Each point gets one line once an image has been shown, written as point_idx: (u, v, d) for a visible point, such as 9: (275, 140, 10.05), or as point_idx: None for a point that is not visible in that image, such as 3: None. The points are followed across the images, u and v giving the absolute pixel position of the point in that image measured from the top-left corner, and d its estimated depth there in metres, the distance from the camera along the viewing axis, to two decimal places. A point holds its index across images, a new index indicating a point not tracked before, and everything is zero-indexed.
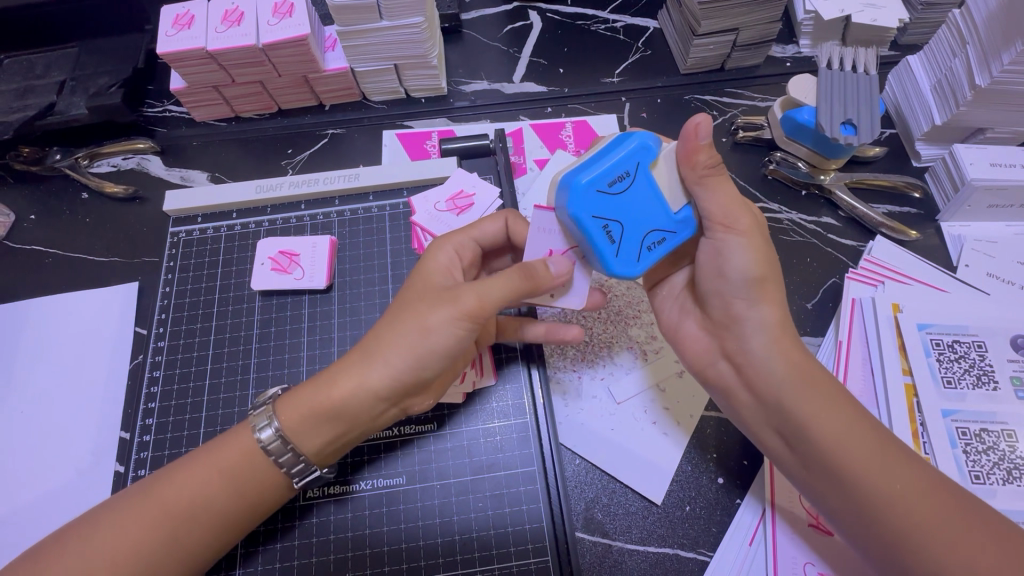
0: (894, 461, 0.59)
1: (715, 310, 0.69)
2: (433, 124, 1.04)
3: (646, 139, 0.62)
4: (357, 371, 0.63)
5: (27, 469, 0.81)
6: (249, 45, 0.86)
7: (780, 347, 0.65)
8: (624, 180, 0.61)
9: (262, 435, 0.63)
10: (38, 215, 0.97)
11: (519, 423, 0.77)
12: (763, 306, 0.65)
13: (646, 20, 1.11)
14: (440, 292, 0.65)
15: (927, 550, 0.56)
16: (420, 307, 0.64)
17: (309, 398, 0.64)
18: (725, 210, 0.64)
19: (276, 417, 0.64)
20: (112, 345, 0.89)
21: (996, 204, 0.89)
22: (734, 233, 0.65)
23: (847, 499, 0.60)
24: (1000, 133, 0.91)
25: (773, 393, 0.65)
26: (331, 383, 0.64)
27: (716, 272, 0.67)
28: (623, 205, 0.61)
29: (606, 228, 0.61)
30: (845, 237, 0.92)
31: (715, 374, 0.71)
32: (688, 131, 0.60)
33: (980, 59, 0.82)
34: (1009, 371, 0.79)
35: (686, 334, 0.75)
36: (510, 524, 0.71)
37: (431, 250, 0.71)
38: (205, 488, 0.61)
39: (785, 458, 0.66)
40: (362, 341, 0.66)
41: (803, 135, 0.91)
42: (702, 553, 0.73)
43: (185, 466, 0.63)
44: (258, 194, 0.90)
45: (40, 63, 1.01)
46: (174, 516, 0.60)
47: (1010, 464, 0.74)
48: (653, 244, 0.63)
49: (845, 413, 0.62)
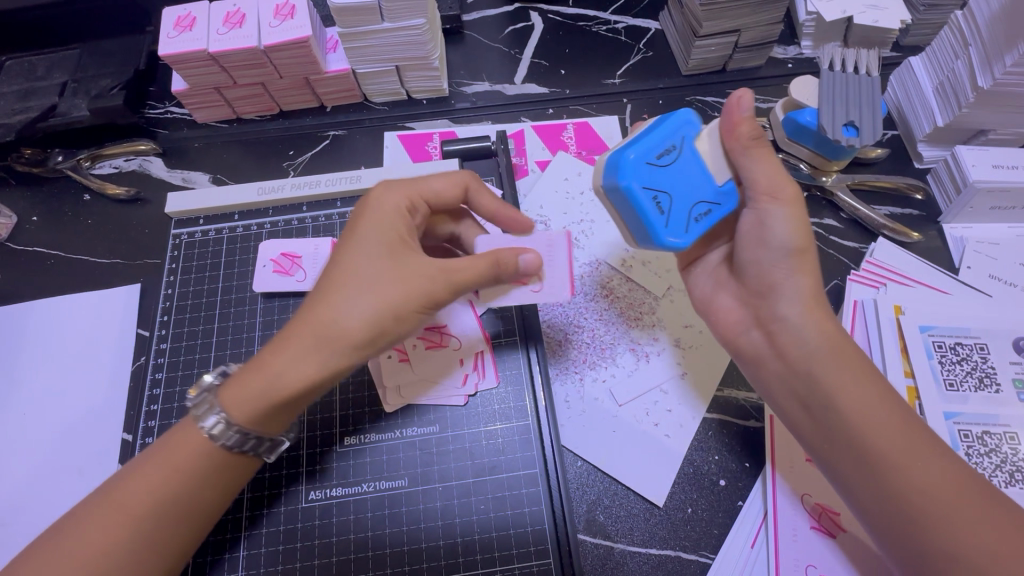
0: (917, 442, 0.60)
1: (751, 278, 0.70)
2: (434, 125, 1.04)
3: (689, 117, 0.66)
4: (313, 358, 0.60)
5: (27, 472, 0.81)
6: (251, 47, 0.86)
7: (816, 319, 0.66)
8: (671, 153, 0.64)
9: (206, 425, 0.61)
10: (41, 217, 0.97)
11: (521, 425, 0.77)
12: (802, 276, 0.66)
13: (648, 21, 1.11)
14: (395, 265, 0.63)
15: (940, 529, 0.56)
16: (384, 288, 0.61)
17: (259, 385, 0.60)
18: (770, 180, 0.65)
19: (223, 406, 0.60)
20: (114, 347, 0.89)
21: (998, 206, 0.89)
22: (778, 202, 0.65)
23: (864, 474, 0.61)
24: (1002, 134, 0.90)
25: (805, 363, 0.65)
26: (281, 371, 0.60)
27: (757, 241, 0.68)
28: (671, 177, 0.64)
29: (655, 199, 0.63)
30: (847, 238, 0.92)
31: (748, 343, 0.72)
32: (730, 104, 0.64)
33: (982, 60, 0.82)
34: (1012, 374, 0.79)
35: (721, 307, 0.76)
36: (512, 527, 0.71)
37: (382, 203, 0.68)
38: (168, 491, 0.60)
39: (807, 432, 0.67)
40: (311, 320, 0.61)
41: (804, 136, 0.90)
42: (705, 555, 0.73)
43: (139, 467, 0.61)
44: (260, 195, 0.90)
45: (42, 65, 1.01)
46: (136, 518, 0.58)
47: (1013, 467, 0.74)
48: (699, 216, 0.65)
49: (874, 390, 0.62)
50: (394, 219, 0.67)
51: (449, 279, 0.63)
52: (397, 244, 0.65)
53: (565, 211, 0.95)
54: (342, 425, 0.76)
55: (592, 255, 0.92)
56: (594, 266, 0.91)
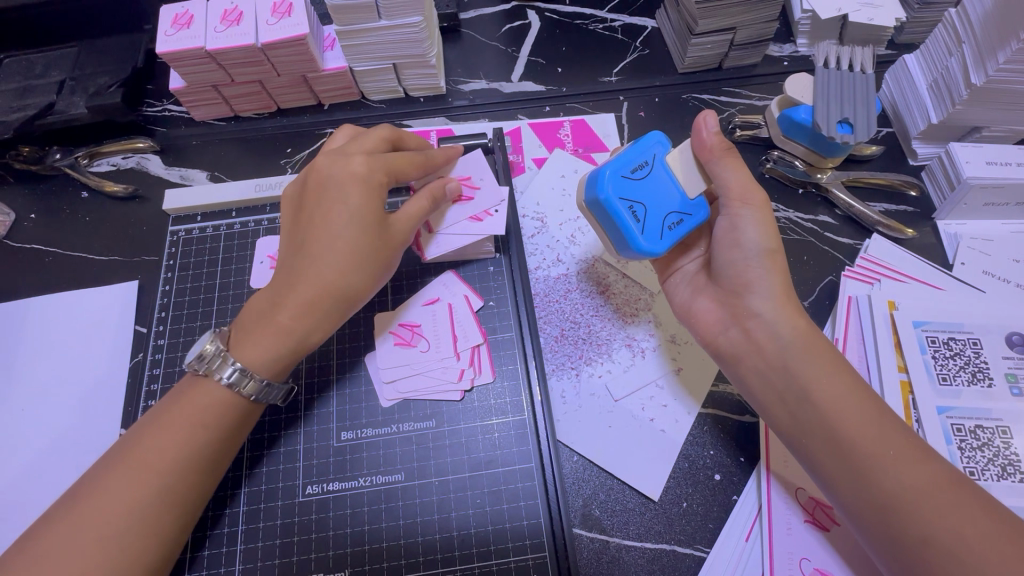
0: (888, 428, 0.61)
1: (727, 278, 0.73)
2: (431, 123, 1.04)
3: (660, 137, 0.72)
4: (336, 315, 0.70)
5: (26, 467, 0.82)
6: (249, 44, 0.86)
7: (789, 315, 0.69)
8: (644, 168, 0.71)
9: (229, 379, 0.65)
10: (38, 214, 0.98)
11: (517, 419, 0.77)
12: (772, 274, 0.70)
13: (644, 19, 1.12)
14: (381, 233, 0.71)
15: (913, 512, 0.57)
16: (387, 249, 0.71)
17: (279, 347, 0.67)
18: (742, 187, 0.71)
19: (245, 365, 0.66)
20: (112, 344, 0.89)
21: (992, 202, 0.89)
22: (748, 207, 0.71)
23: (840, 462, 0.62)
24: (996, 131, 0.91)
25: (780, 355, 0.67)
26: (302, 330, 0.68)
27: (731, 243, 0.73)
28: (644, 189, 0.70)
29: (631, 209, 0.69)
30: (842, 235, 0.93)
31: (726, 342, 0.73)
32: (697, 124, 0.70)
33: (975, 59, 0.83)
34: (1004, 368, 0.79)
35: (700, 309, 0.77)
36: (508, 521, 0.72)
37: (346, 162, 0.72)
38: (191, 442, 0.63)
39: (785, 426, 0.67)
40: (312, 282, 0.68)
41: (799, 133, 0.91)
42: (699, 549, 0.74)
43: (154, 427, 0.63)
44: (258, 192, 0.90)
45: (40, 63, 1.01)
46: (156, 471, 0.61)
47: (1005, 461, 0.74)
48: (672, 225, 0.70)
49: (846, 381, 0.64)
50: (365, 180, 0.71)
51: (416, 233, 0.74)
52: (368, 206, 0.70)
53: (561, 208, 0.96)
54: (338, 421, 0.76)
55: (588, 252, 0.92)
56: (591, 263, 0.91)
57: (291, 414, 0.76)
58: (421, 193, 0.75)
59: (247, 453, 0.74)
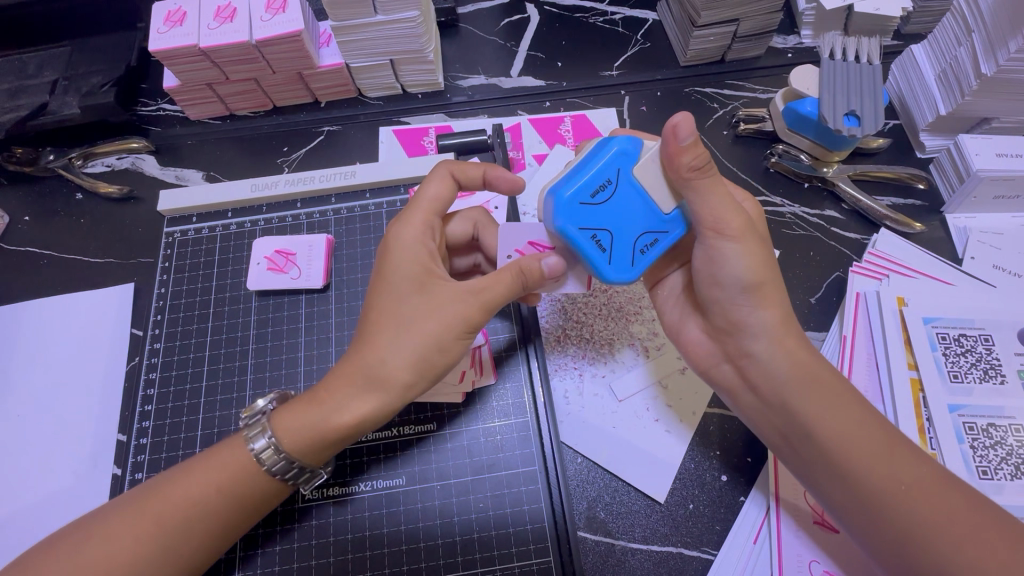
0: (900, 459, 0.58)
1: (716, 317, 0.68)
2: (430, 120, 1.02)
3: (627, 144, 0.60)
4: (368, 400, 0.61)
5: (21, 474, 0.80)
6: (242, 41, 0.84)
7: (785, 349, 0.64)
8: (607, 189, 0.60)
9: (257, 446, 0.62)
10: (33, 216, 0.96)
11: (520, 421, 0.76)
12: (763, 309, 0.64)
13: (645, 12, 1.10)
14: (440, 302, 0.63)
15: (939, 552, 0.54)
16: (425, 323, 0.62)
17: (313, 426, 0.61)
18: (715, 215, 0.61)
19: (278, 441, 0.62)
20: (109, 348, 0.88)
21: (1002, 195, 0.87)
22: (725, 237, 0.62)
23: (853, 501, 0.59)
24: (1006, 122, 0.89)
25: (778, 394, 0.64)
26: (339, 407, 0.61)
27: (710, 279, 0.65)
28: (608, 212, 0.60)
29: (594, 238, 0.60)
30: (849, 230, 0.91)
31: (720, 376, 0.71)
32: (667, 133, 0.57)
33: (985, 48, 0.81)
34: (1016, 365, 0.78)
35: (690, 338, 0.74)
36: (511, 525, 0.70)
37: (399, 236, 0.67)
38: (204, 501, 0.61)
39: (793, 460, 0.65)
40: (363, 364, 0.61)
41: (806, 127, 0.89)
42: (707, 552, 0.72)
43: (181, 477, 0.62)
44: (253, 192, 0.89)
45: (32, 62, 1.00)
46: (170, 527, 0.59)
47: (1018, 459, 0.73)
48: (646, 247, 0.62)
49: (850, 412, 0.61)
50: (415, 251, 0.66)
51: (476, 302, 0.62)
52: (428, 270, 0.65)
53: None
54: None
55: None
56: None
57: (342, 481, 0.72)
58: (504, 267, 0.64)
59: None
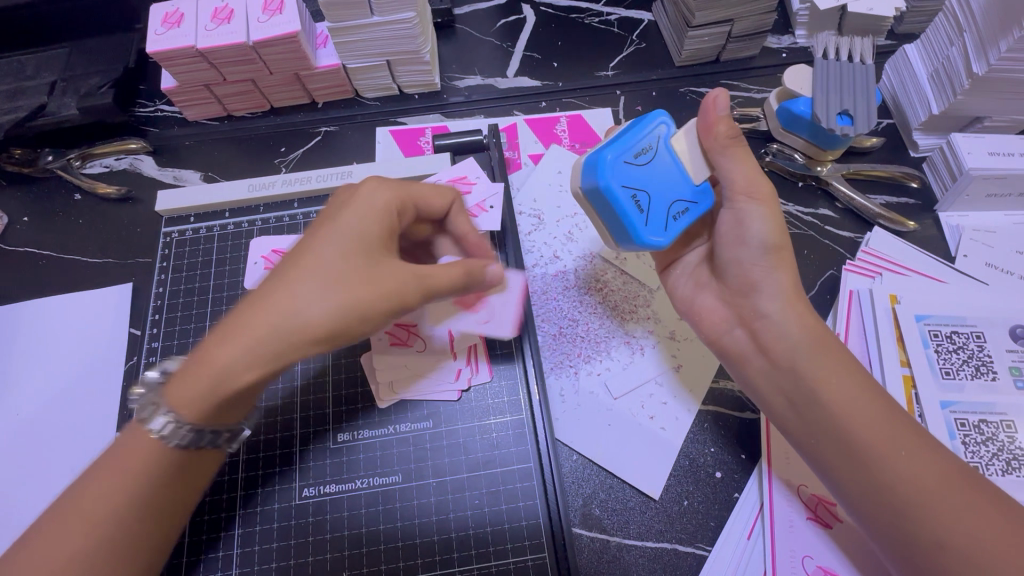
0: (900, 430, 0.60)
1: (733, 278, 0.71)
2: (426, 120, 1.03)
3: (666, 116, 0.66)
4: (267, 358, 0.57)
5: (20, 473, 0.81)
6: (239, 42, 0.85)
7: (797, 314, 0.67)
8: (649, 152, 0.65)
9: (157, 427, 0.58)
10: (31, 217, 0.97)
11: (515, 419, 0.76)
12: (779, 273, 0.68)
13: (641, 12, 1.10)
14: (365, 271, 0.59)
15: (931, 522, 0.56)
16: (343, 286, 0.58)
17: (208, 382, 0.57)
18: (747, 180, 0.67)
19: (176, 405, 0.57)
20: (107, 348, 0.88)
21: (995, 193, 0.88)
22: (754, 201, 0.67)
23: (853, 468, 0.61)
24: (998, 121, 0.90)
25: (789, 356, 0.66)
26: (235, 365, 0.56)
27: (736, 240, 0.70)
28: (648, 175, 0.64)
29: (635, 197, 0.64)
30: (843, 228, 0.92)
31: (732, 343, 0.72)
32: (706, 103, 0.65)
33: (977, 47, 0.81)
34: (1008, 361, 0.78)
35: (703, 307, 0.76)
36: (507, 521, 0.71)
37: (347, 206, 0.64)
38: (128, 493, 0.57)
39: (794, 429, 0.66)
40: (266, 318, 0.57)
41: (799, 126, 0.90)
42: (701, 547, 0.73)
43: (102, 471, 0.58)
44: (251, 192, 0.89)
45: (30, 64, 1.00)
46: (102, 526, 0.56)
47: (1010, 455, 0.73)
48: (678, 214, 0.66)
49: (855, 382, 0.63)
50: (350, 217, 0.63)
51: (419, 286, 0.61)
52: (368, 238, 0.62)
53: (558, 205, 0.95)
54: (335, 423, 0.76)
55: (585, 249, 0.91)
56: (588, 258, 0.90)
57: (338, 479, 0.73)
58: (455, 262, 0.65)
59: (242, 457, 0.73)
